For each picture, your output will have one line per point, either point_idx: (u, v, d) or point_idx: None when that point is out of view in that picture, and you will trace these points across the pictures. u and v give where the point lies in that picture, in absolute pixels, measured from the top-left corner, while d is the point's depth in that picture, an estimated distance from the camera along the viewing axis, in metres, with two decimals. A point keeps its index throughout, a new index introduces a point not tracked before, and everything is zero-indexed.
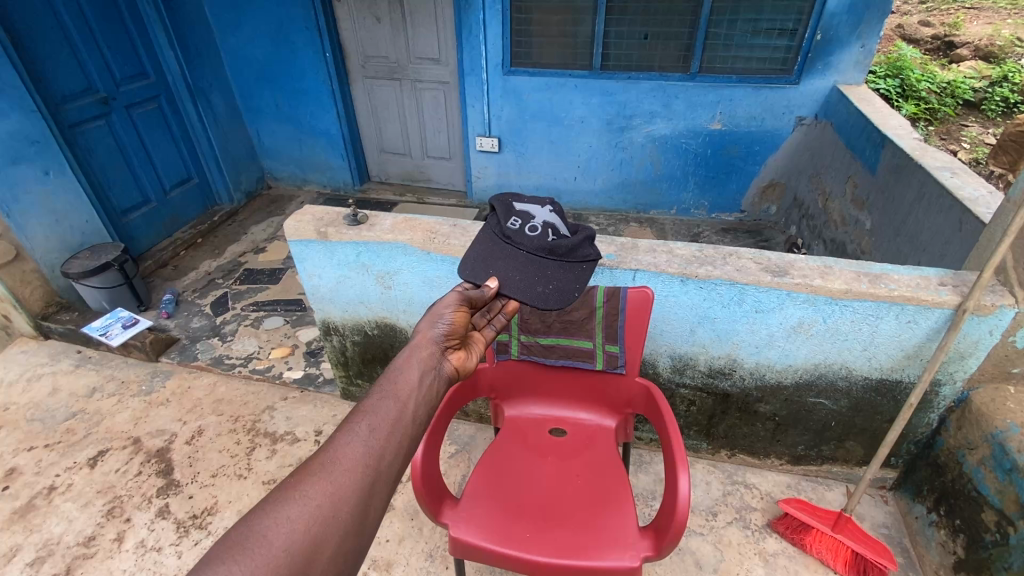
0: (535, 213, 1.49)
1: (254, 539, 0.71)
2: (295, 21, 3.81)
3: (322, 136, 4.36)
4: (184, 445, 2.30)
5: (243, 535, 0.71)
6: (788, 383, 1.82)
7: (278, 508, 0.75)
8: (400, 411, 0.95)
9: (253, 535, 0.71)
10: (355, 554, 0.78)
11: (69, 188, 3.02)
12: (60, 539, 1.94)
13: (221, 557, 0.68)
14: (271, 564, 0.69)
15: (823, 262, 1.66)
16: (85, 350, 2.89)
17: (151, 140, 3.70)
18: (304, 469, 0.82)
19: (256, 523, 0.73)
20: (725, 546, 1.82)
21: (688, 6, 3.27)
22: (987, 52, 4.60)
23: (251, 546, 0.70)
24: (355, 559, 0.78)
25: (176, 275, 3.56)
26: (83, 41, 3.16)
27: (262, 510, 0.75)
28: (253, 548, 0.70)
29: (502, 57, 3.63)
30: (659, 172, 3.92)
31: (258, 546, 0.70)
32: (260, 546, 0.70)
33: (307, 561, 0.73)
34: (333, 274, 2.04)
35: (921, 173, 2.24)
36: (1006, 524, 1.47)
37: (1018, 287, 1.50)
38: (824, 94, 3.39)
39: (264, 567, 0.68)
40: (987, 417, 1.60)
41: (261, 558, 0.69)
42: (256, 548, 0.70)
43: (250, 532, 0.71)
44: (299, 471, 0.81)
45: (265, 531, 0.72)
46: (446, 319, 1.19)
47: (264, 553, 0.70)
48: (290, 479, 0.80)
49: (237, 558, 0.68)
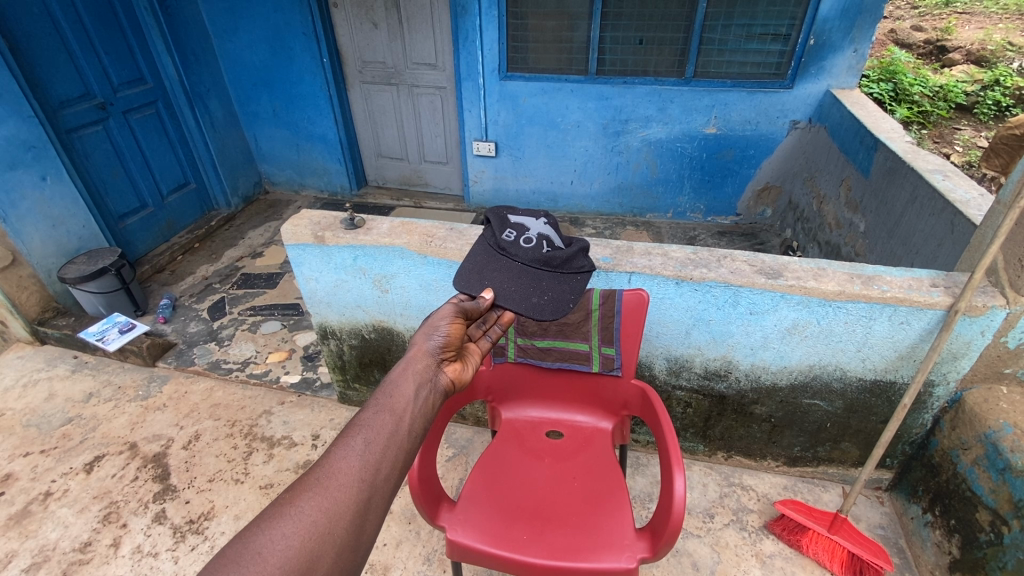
0: (529, 224, 1.49)
1: (250, 557, 0.71)
2: (293, 27, 3.83)
3: (319, 141, 4.37)
4: (181, 449, 2.30)
5: (238, 552, 0.71)
6: (783, 385, 1.83)
7: (273, 524, 0.75)
8: (396, 424, 0.96)
9: (249, 552, 0.72)
10: (352, 569, 0.79)
11: (67, 194, 3.02)
12: (55, 544, 1.93)
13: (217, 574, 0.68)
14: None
15: (816, 264, 1.67)
16: (81, 356, 2.89)
17: (148, 145, 3.70)
18: (300, 484, 0.82)
19: (252, 540, 0.73)
20: (722, 548, 1.83)
21: (682, 11, 3.29)
22: (980, 57, 4.64)
23: (246, 563, 0.70)
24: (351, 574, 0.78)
25: (174, 280, 3.56)
26: (80, 46, 3.17)
27: (256, 527, 0.75)
28: (248, 565, 0.70)
29: (499, 62, 3.65)
30: (655, 175, 3.94)
31: (255, 563, 0.71)
32: (255, 563, 0.71)
33: None
34: (330, 278, 2.04)
35: (913, 176, 2.26)
36: (1000, 524, 1.48)
37: (1009, 288, 1.52)
38: (818, 98, 3.42)
39: None
40: (980, 417, 1.61)
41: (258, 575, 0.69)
42: (251, 565, 0.70)
43: (245, 550, 0.72)
44: (294, 486, 0.81)
45: (261, 549, 0.72)
46: (442, 331, 1.18)
47: (258, 569, 0.70)
48: (285, 494, 0.80)
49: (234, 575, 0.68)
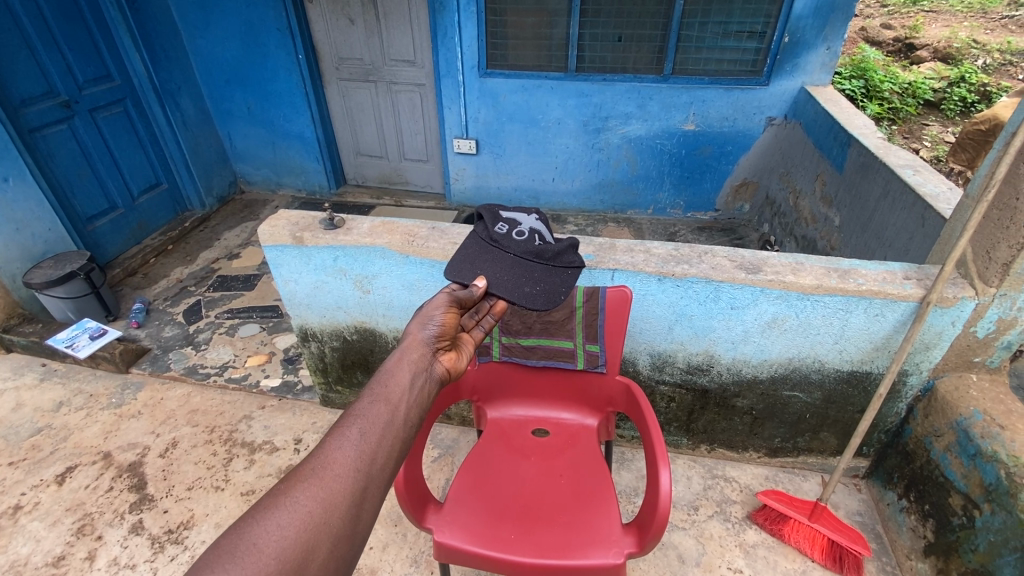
0: (521, 220, 1.49)
1: (245, 547, 0.69)
2: (267, 22, 3.74)
3: (295, 139, 4.29)
4: (158, 458, 2.23)
5: (233, 543, 0.70)
6: (763, 377, 1.86)
7: (268, 515, 0.74)
8: (391, 414, 0.94)
9: (243, 543, 0.70)
10: (349, 558, 0.77)
11: (31, 196, 2.91)
12: (27, 560, 1.86)
13: (213, 566, 0.66)
14: (262, 572, 0.68)
15: (795, 259, 1.70)
16: (50, 363, 2.79)
17: (116, 145, 3.59)
18: (295, 475, 0.80)
19: (247, 531, 0.71)
20: (707, 539, 1.85)
21: (660, 8, 3.32)
22: (946, 54, 4.79)
23: (241, 553, 0.69)
24: (349, 563, 0.77)
25: (147, 284, 3.46)
26: (41, 42, 3.05)
27: (250, 517, 0.73)
28: (243, 556, 0.69)
29: (477, 59, 3.63)
30: (635, 172, 3.97)
31: (250, 554, 0.69)
32: (251, 554, 0.69)
33: (298, 568, 0.71)
34: (309, 280, 2.01)
35: (885, 171, 2.32)
36: (972, 508, 1.53)
37: (978, 280, 1.56)
38: (793, 95, 3.48)
39: None
40: (952, 404, 1.66)
41: (254, 566, 0.68)
42: (246, 557, 0.69)
43: (240, 541, 0.70)
44: (290, 477, 0.79)
45: (256, 539, 0.71)
46: (437, 320, 1.17)
47: (254, 560, 0.69)
48: (280, 485, 0.78)
49: (230, 568, 0.66)
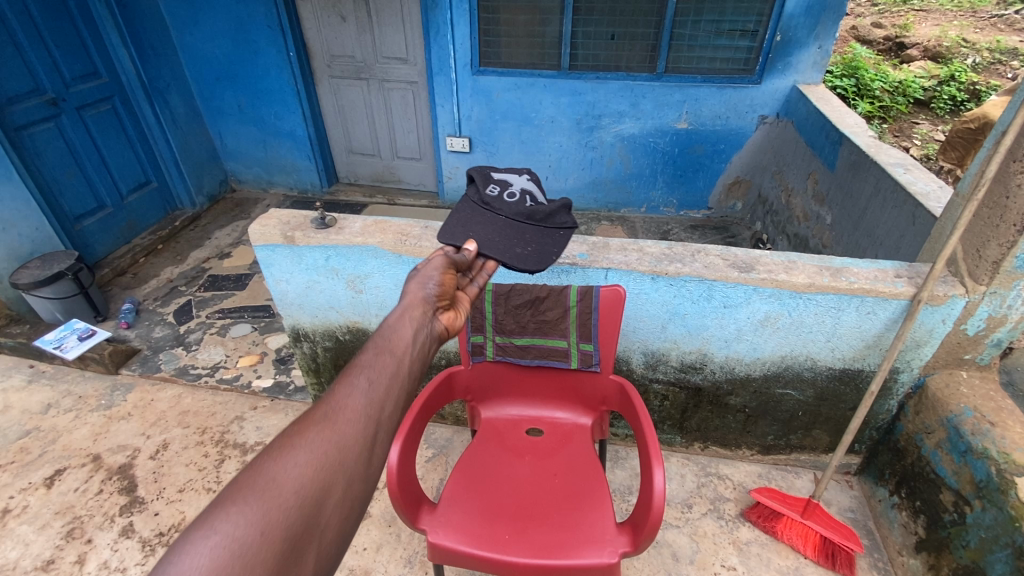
0: (513, 181, 1.48)
1: (264, 482, 0.69)
2: (257, 18, 3.70)
3: (287, 137, 4.25)
4: (149, 460, 2.21)
5: (252, 477, 0.69)
6: (756, 375, 1.87)
7: (285, 453, 0.73)
8: (397, 364, 0.93)
9: (262, 479, 0.69)
10: (365, 496, 0.76)
11: (17, 195, 2.86)
12: (15, 564, 1.84)
13: (233, 500, 0.66)
14: (282, 505, 0.67)
15: (787, 258, 1.70)
16: (38, 365, 2.75)
17: (104, 142, 3.54)
18: (306, 419, 0.79)
19: (264, 468, 0.71)
20: (701, 537, 1.86)
21: (652, 7, 3.32)
22: (936, 53, 4.83)
23: (261, 486, 0.68)
24: (365, 500, 0.76)
25: (136, 284, 3.41)
26: (28, 39, 3.01)
27: (266, 456, 0.73)
28: (263, 490, 0.68)
29: (470, 57, 3.61)
30: (628, 170, 3.97)
31: (268, 488, 0.68)
32: (271, 487, 0.68)
33: (317, 502, 0.71)
34: (301, 279, 1.99)
35: (876, 169, 2.33)
36: (963, 504, 1.54)
37: (967, 278, 1.57)
38: (785, 93, 3.49)
39: (276, 509, 0.67)
40: (943, 401, 1.68)
41: (274, 499, 0.67)
42: (266, 490, 0.68)
43: (259, 476, 0.69)
44: (301, 421, 0.78)
45: (275, 474, 0.70)
46: (436, 279, 1.18)
47: (274, 493, 0.68)
48: (293, 428, 0.77)
49: (250, 500, 0.66)
